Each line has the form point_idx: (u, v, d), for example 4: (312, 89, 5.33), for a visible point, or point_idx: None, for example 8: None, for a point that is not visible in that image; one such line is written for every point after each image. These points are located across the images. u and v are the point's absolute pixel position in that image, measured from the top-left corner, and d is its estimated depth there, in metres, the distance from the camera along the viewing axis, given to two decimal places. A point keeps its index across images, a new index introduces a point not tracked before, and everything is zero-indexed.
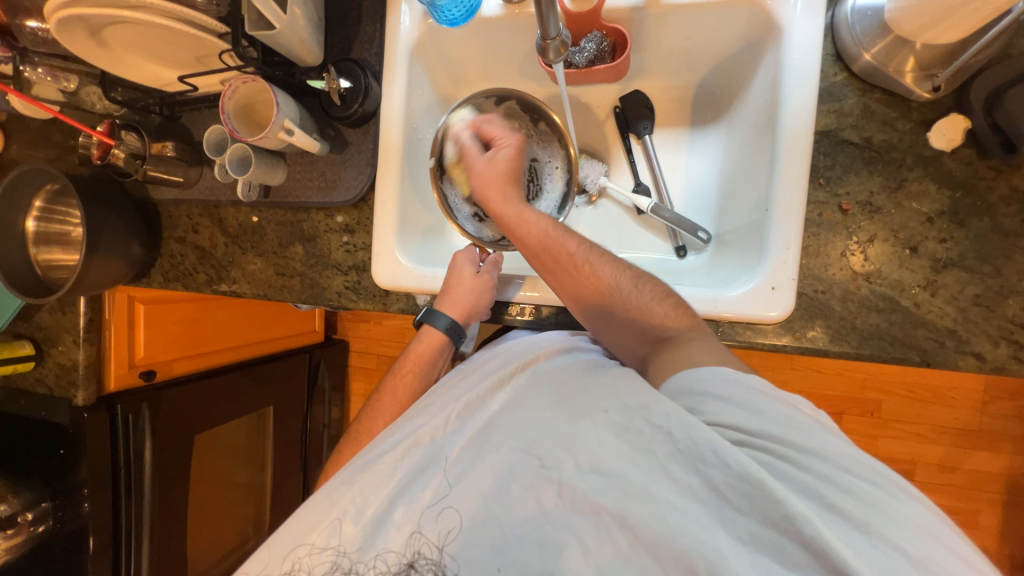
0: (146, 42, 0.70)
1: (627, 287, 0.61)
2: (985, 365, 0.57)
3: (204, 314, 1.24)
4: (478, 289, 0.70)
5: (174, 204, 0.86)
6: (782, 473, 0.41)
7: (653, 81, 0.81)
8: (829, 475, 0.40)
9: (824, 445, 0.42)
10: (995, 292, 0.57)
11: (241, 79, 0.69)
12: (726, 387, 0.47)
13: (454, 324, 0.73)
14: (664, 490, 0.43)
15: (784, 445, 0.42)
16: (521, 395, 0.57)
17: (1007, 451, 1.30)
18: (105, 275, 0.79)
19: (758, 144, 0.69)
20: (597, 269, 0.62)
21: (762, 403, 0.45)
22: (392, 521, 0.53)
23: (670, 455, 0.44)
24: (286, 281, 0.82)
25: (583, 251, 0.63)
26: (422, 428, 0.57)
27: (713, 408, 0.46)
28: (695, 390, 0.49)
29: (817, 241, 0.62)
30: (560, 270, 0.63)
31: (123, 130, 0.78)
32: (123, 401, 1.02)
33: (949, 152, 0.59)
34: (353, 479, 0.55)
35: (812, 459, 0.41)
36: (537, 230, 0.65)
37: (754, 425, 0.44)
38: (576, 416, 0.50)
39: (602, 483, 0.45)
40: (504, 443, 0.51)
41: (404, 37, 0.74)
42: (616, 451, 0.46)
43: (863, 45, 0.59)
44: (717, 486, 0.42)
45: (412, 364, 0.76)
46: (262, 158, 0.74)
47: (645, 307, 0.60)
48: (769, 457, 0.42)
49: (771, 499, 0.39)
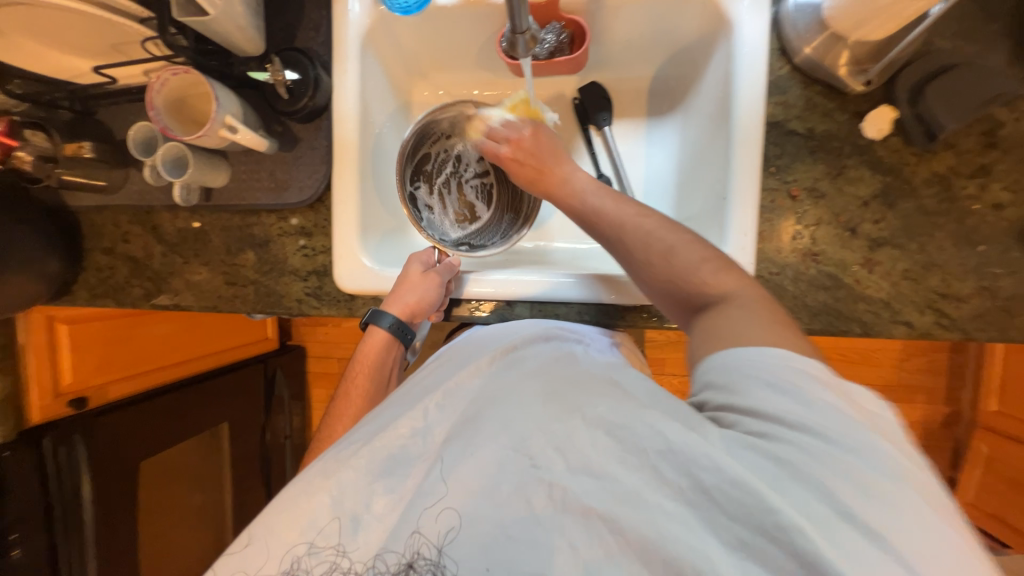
0: (50, 28, 0.62)
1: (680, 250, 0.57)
2: (914, 332, 0.64)
3: (139, 330, 1.13)
4: (421, 288, 0.69)
5: (98, 211, 0.77)
6: (790, 463, 0.39)
7: (609, 72, 0.83)
8: (843, 466, 0.38)
9: (846, 432, 0.40)
10: (920, 266, 0.64)
11: (170, 70, 0.62)
12: (777, 371, 0.44)
13: (399, 322, 0.72)
14: (657, 495, 0.42)
15: (814, 439, 0.40)
16: (502, 381, 0.57)
17: (922, 401, 1.47)
18: (18, 295, 0.69)
19: (714, 133, 0.72)
20: (663, 240, 0.58)
21: (817, 398, 0.42)
22: (371, 514, 0.51)
23: (659, 456, 0.43)
24: (238, 291, 0.76)
25: (620, 217, 0.62)
26: (405, 422, 0.56)
27: (760, 396, 0.43)
28: (729, 371, 0.47)
29: (770, 226, 0.66)
30: (618, 243, 0.62)
31: (26, 128, 0.68)
32: (52, 434, 0.92)
33: (880, 141, 0.64)
34: (332, 472, 0.53)
35: (844, 457, 0.39)
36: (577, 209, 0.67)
37: (795, 417, 0.41)
38: (567, 414, 0.49)
39: (594, 486, 0.44)
40: (492, 437, 0.50)
41: (354, 24, 0.70)
42: (606, 450, 0.45)
43: (804, 39, 0.63)
44: (708, 488, 0.41)
45: (363, 364, 0.75)
46: (201, 157, 0.68)
47: (690, 270, 0.56)
48: (782, 452, 0.40)
49: (764, 508, 0.38)
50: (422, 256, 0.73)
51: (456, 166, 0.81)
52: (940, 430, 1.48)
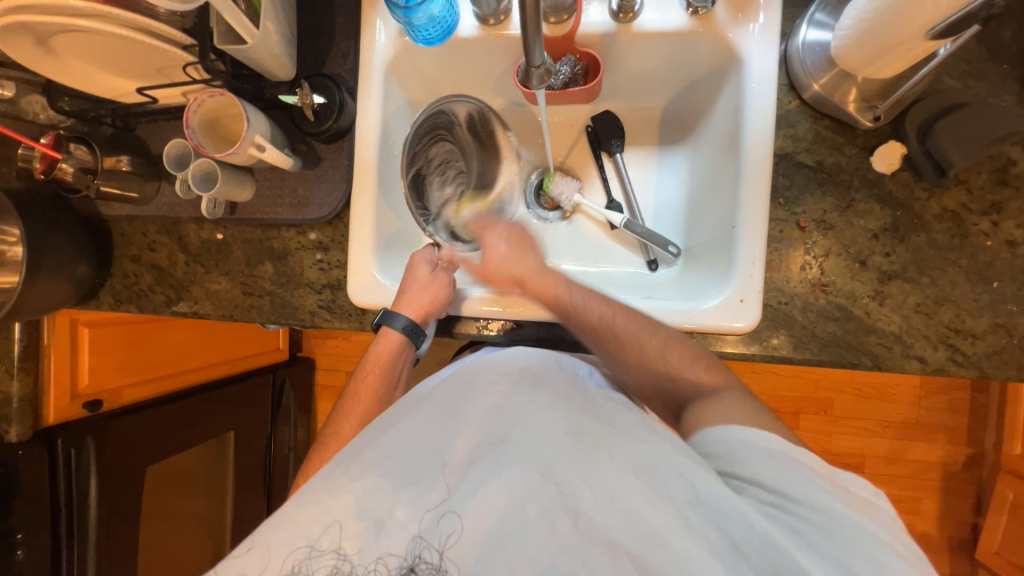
0: (100, 52, 0.67)
1: (660, 354, 0.62)
2: (927, 367, 0.63)
3: (157, 335, 1.16)
4: (435, 287, 0.71)
5: (129, 221, 0.81)
6: (804, 533, 0.43)
7: (622, 103, 0.85)
8: (850, 541, 0.43)
9: (839, 509, 0.45)
10: (933, 301, 0.63)
11: (207, 93, 0.66)
12: (769, 450, 0.49)
13: (412, 323, 0.72)
14: (683, 539, 0.43)
15: (817, 512, 0.44)
16: (526, 404, 0.54)
17: (941, 441, 1.42)
18: (46, 298, 0.73)
19: (722, 164, 0.74)
20: (646, 351, 0.63)
21: (801, 472, 0.48)
22: (394, 520, 0.49)
23: (688, 503, 0.44)
24: (254, 301, 0.78)
25: (608, 316, 0.64)
26: (434, 436, 0.54)
27: (749, 470, 0.48)
28: (724, 443, 0.51)
29: (778, 256, 0.66)
30: (612, 347, 0.64)
31: (72, 142, 0.73)
32: (66, 435, 0.94)
33: (890, 175, 0.65)
34: (358, 474, 0.51)
35: (847, 530, 0.44)
36: (557, 302, 0.67)
37: (784, 488, 0.46)
38: (594, 446, 0.49)
39: (618, 518, 0.45)
40: (521, 461, 0.49)
41: (379, 53, 0.74)
42: (634, 490, 0.45)
43: (812, 76, 0.65)
44: (738, 543, 0.43)
45: (374, 362, 0.75)
46: (229, 173, 0.71)
47: (678, 373, 0.61)
48: (800, 523, 0.44)
49: (795, 568, 0.41)
50: (424, 256, 0.75)
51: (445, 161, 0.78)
52: (961, 473, 1.42)
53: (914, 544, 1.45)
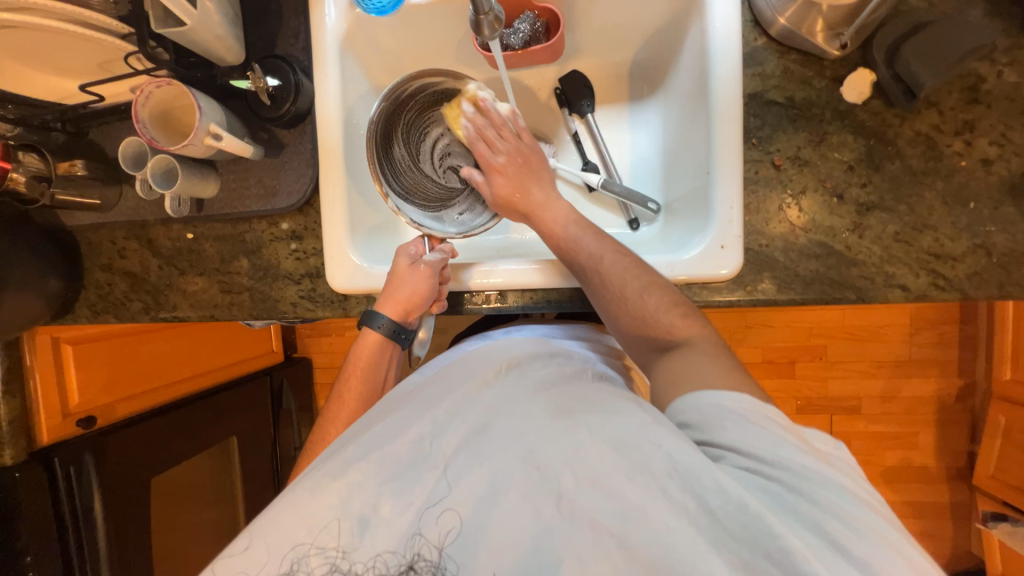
0: (37, 51, 0.64)
1: (634, 292, 0.61)
2: (910, 295, 0.63)
3: (144, 347, 1.14)
4: (415, 280, 0.68)
5: (95, 229, 0.78)
6: (785, 498, 0.41)
7: (589, 60, 0.83)
8: (826, 501, 0.41)
9: (818, 469, 0.43)
10: (911, 228, 0.63)
11: (153, 82, 0.63)
12: (743, 412, 0.47)
13: (395, 323, 0.71)
14: (661, 512, 0.42)
15: (794, 475, 0.42)
16: (511, 394, 0.55)
17: (934, 375, 1.45)
18: (19, 316, 0.71)
19: (693, 111, 0.72)
20: (642, 295, 0.60)
21: (776, 433, 0.45)
22: (379, 517, 0.49)
23: (668, 475, 0.43)
24: (234, 298, 0.77)
25: (595, 252, 0.65)
26: (410, 427, 0.53)
27: (732, 438, 0.45)
28: (701, 408, 0.48)
29: (756, 198, 0.66)
30: (613, 301, 0.63)
31: (20, 151, 0.68)
32: (62, 454, 0.93)
33: (861, 104, 0.64)
34: (340, 472, 0.51)
35: (819, 492, 0.41)
36: (554, 233, 0.70)
37: (759, 451, 0.44)
38: (574, 428, 0.48)
39: (602, 500, 0.44)
40: (503, 450, 0.49)
41: (331, 29, 0.71)
42: (614, 468, 0.45)
43: (776, 9, 0.63)
44: (713, 509, 0.42)
45: (357, 365, 0.73)
46: (188, 169, 0.69)
47: (651, 316, 0.59)
48: (776, 487, 0.42)
49: (769, 534, 0.39)
50: (410, 248, 0.71)
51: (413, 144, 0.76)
52: (955, 404, 1.46)
53: (914, 477, 1.49)
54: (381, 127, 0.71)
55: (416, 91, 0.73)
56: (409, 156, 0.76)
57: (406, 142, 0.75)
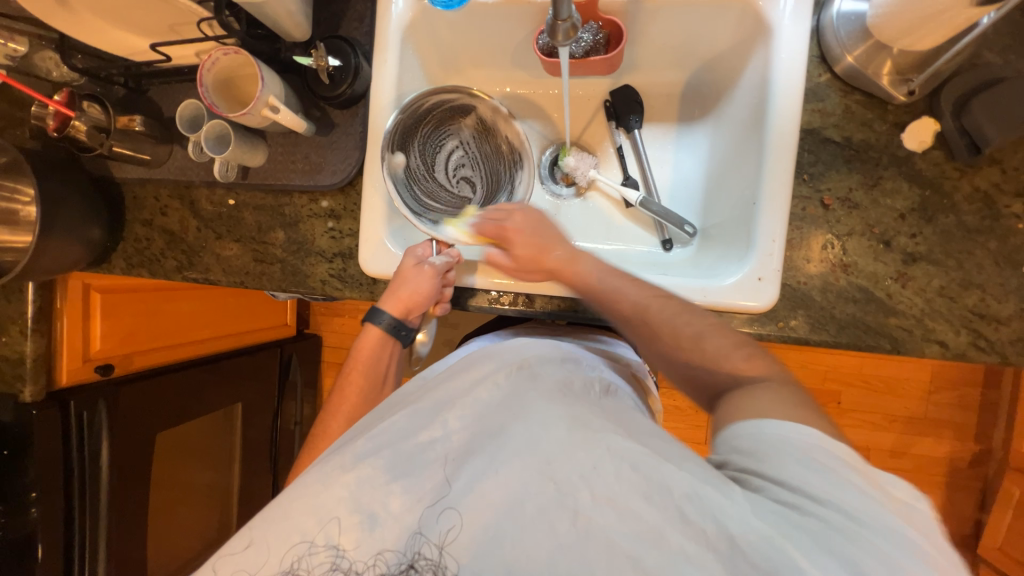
0: (116, 6, 0.66)
1: (709, 334, 0.57)
2: (947, 352, 0.61)
3: (167, 304, 1.17)
4: (416, 279, 0.69)
5: (141, 184, 0.80)
6: (827, 536, 0.38)
7: (643, 77, 0.83)
8: (876, 546, 0.38)
9: (876, 514, 0.39)
10: (958, 285, 0.61)
11: (222, 50, 0.65)
12: (803, 445, 0.43)
13: (396, 320, 0.73)
14: (678, 536, 0.41)
15: (845, 516, 0.39)
16: (525, 398, 0.54)
17: (949, 437, 1.41)
18: (60, 258, 0.73)
19: (744, 140, 0.72)
20: (680, 326, 0.58)
21: (836, 469, 0.42)
22: (388, 512, 0.49)
23: (686, 497, 0.42)
24: (265, 268, 0.78)
25: (640, 301, 0.61)
26: (424, 426, 0.53)
27: (783, 467, 0.42)
28: (757, 438, 0.45)
29: (800, 234, 0.65)
30: (642, 327, 0.61)
31: (85, 101, 0.72)
32: (78, 397, 0.95)
33: (921, 153, 0.63)
34: (352, 464, 0.51)
35: (869, 534, 0.38)
36: (594, 288, 0.64)
37: (809, 485, 0.41)
38: (593, 443, 0.47)
39: (618, 520, 0.43)
40: (518, 457, 0.48)
41: (396, 17, 0.72)
42: (631, 488, 0.44)
43: (846, 47, 0.62)
44: (735, 537, 0.40)
45: (358, 361, 0.75)
46: (240, 137, 0.71)
47: (717, 358, 0.56)
48: (820, 525, 0.39)
49: (792, 567, 0.37)
50: (416, 248, 0.71)
51: (427, 160, 0.76)
52: (966, 469, 1.41)
53: None
54: (398, 138, 0.72)
55: (433, 107, 0.74)
56: (422, 166, 0.76)
57: (421, 153, 0.76)
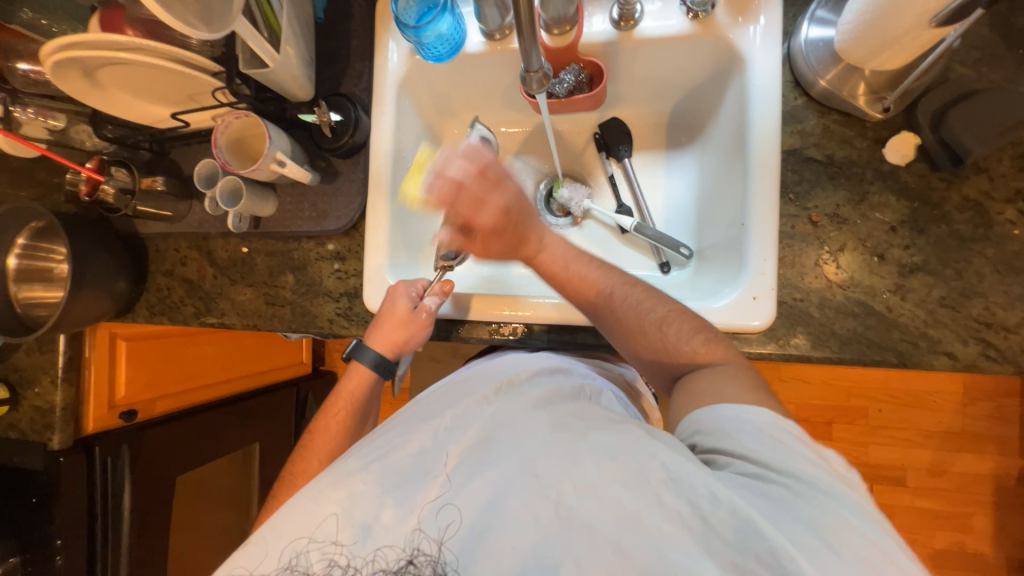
0: (139, 82, 0.73)
1: (668, 319, 0.60)
2: (957, 364, 0.60)
3: (187, 348, 1.21)
4: (410, 328, 0.71)
5: (163, 237, 0.86)
6: (781, 501, 0.41)
7: (628, 109, 0.87)
8: (825, 508, 0.41)
9: (829, 483, 0.43)
10: (959, 294, 0.61)
11: (234, 114, 0.71)
12: (762, 427, 0.47)
13: (382, 359, 0.73)
14: (655, 517, 0.42)
15: (797, 482, 0.43)
16: (511, 407, 0.56)
17: (991, 452, 1.33)
18: (87, 311, 0.78)
19: (730, 162, 0.73)
20: (638, 306, 0.62)
21: (788, 446, 0.45)
22: (381, 524, 0.50)
23: (663, 483, 0.43)
24: (276, 310, 0.82)
25: (605, 287, 0.64)
26: (411, 439, 0.55)
27: (743, 445, 0.46)
28: (719, 417, 0.50)
29: (792, 252, 0.65)
30: (606, 313, 0.63)
31: (113, 166, 0.79)
32: (103, 443, 0.98)
33: (904, 166, 0.63)
34: (343, 481, 0.52)
35: (823, 498, 0.41)
36: (564, 274, 0.66)
37: (768, 459, 0.45)
38: (572, 438, 0.49)
39: (600, 509, 0.44)
40: (503, 459, 0.50)
41: (392, 72, 0.78)
42: (611, 476, 0.45)
43: (818, 71, 0.64)
44: (707, 513, 0.41)
45: (346, 399, 0.75)
46: (253, 189, 0.76)
47: (677, 346, 0.59)
48: (777, 492, 0.42)
49: (759, 534, 0.39)
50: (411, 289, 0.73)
51: None
52: (1016, 487, 1.32)
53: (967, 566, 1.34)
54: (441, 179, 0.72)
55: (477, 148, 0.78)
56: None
57: None
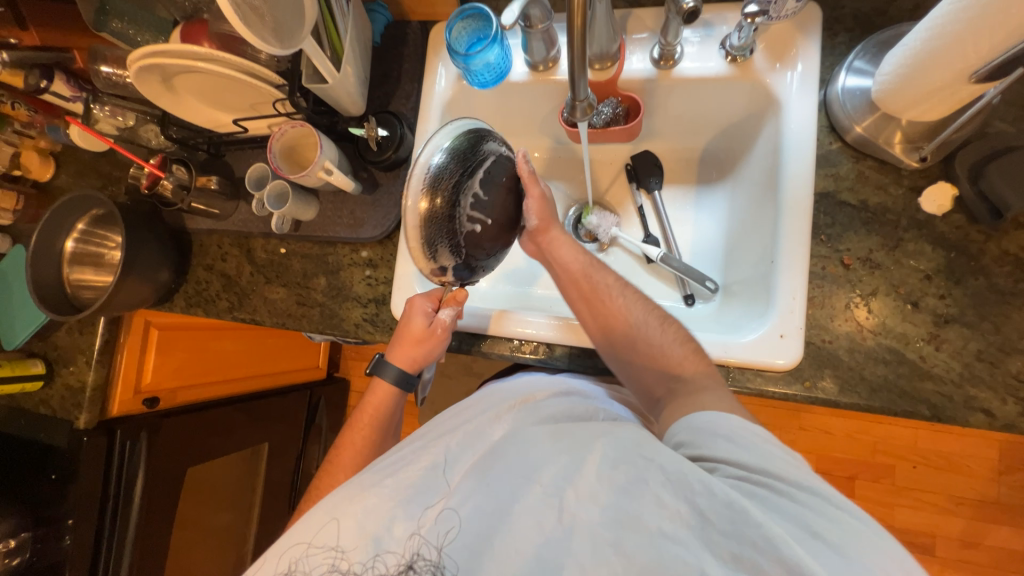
0: (208, 89, 0.79)
1: (653, 325, 0.66)
2: (994, 421, 0.58)
3: (213, 343, 1.25)
4: (430, 345, 0.71)
5: (208, 233, 0.91)
6: (767, 496, 0.44)
7: (662, 143, 0.89)
8: (806, 500, 0.44)
9: (808, 478, 0.46)
10: (997, 349, 0.59)
11: (290, 124, 0.76)
12: (733, 427, 0.50)
13: (405, 374, 0.73)
14: (656, 518, 0.44)
15: (775, 477, 0.46)
16: (518, 427, 0.58)
17: None
18: (131, 296, 0.82)
19: (761, 200, 0.74)
20: (626, 305, 0.67)
21: (759, 441, 0.49)
22: (390, 536, 0.51)
23: (661, 483, 0.45)
24: (306, 310, 0.84)
25: (598, 282, 0.69)
26: (416, 453, 0.57)
27: (723, 447, 0.49)
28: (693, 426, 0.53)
29: (822, 292, 0.65)
30: (597, 308, 0.67)
31: (174, 163, 0.84)
32: (125, 427, 1.01)
33: (940, 216, 0.63)
34: (354, 492, 0.54)
35: (805, 493, 0.44)
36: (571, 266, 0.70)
37: (747, 459, 0.47)
38: (576, 448, 0.51)
39: (599, 512, 0.46)
40: (506, 473, 0.52)
41: (438, 95, 0.83)
42: (611, 483, 0.47)
43: (854, 118, 0.66)
44: (704, 510, 0.43)
45: (368, 415, 0.74)
46: (298, 195, 0.80)
47: (666, 347, 0.64)
48: (763, 491, 0.45)
49: (751, 523, 0.41)
50: (426, 307, 0.71)
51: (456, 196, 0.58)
52: None
53: None
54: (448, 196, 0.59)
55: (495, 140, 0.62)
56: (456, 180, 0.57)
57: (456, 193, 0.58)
